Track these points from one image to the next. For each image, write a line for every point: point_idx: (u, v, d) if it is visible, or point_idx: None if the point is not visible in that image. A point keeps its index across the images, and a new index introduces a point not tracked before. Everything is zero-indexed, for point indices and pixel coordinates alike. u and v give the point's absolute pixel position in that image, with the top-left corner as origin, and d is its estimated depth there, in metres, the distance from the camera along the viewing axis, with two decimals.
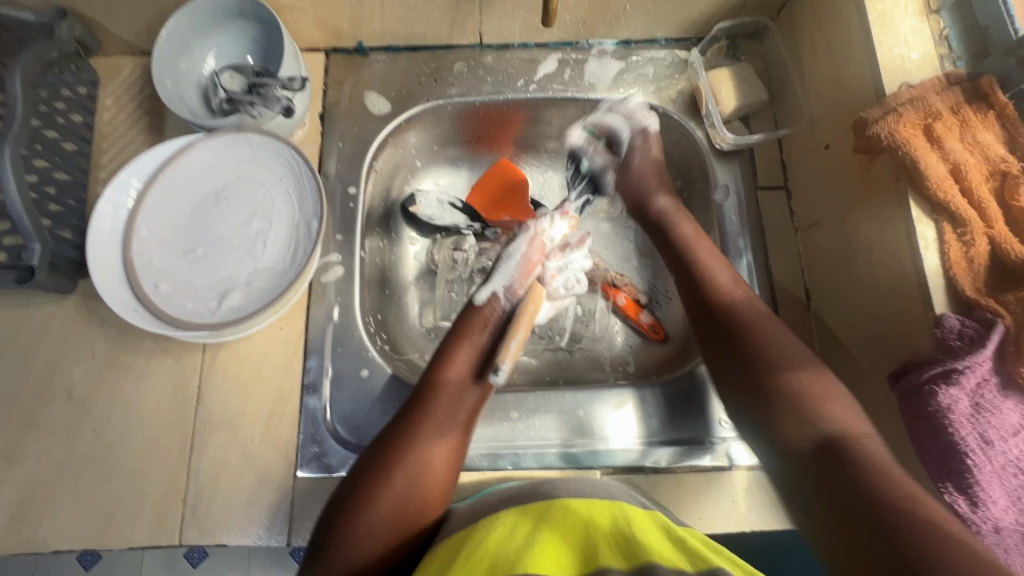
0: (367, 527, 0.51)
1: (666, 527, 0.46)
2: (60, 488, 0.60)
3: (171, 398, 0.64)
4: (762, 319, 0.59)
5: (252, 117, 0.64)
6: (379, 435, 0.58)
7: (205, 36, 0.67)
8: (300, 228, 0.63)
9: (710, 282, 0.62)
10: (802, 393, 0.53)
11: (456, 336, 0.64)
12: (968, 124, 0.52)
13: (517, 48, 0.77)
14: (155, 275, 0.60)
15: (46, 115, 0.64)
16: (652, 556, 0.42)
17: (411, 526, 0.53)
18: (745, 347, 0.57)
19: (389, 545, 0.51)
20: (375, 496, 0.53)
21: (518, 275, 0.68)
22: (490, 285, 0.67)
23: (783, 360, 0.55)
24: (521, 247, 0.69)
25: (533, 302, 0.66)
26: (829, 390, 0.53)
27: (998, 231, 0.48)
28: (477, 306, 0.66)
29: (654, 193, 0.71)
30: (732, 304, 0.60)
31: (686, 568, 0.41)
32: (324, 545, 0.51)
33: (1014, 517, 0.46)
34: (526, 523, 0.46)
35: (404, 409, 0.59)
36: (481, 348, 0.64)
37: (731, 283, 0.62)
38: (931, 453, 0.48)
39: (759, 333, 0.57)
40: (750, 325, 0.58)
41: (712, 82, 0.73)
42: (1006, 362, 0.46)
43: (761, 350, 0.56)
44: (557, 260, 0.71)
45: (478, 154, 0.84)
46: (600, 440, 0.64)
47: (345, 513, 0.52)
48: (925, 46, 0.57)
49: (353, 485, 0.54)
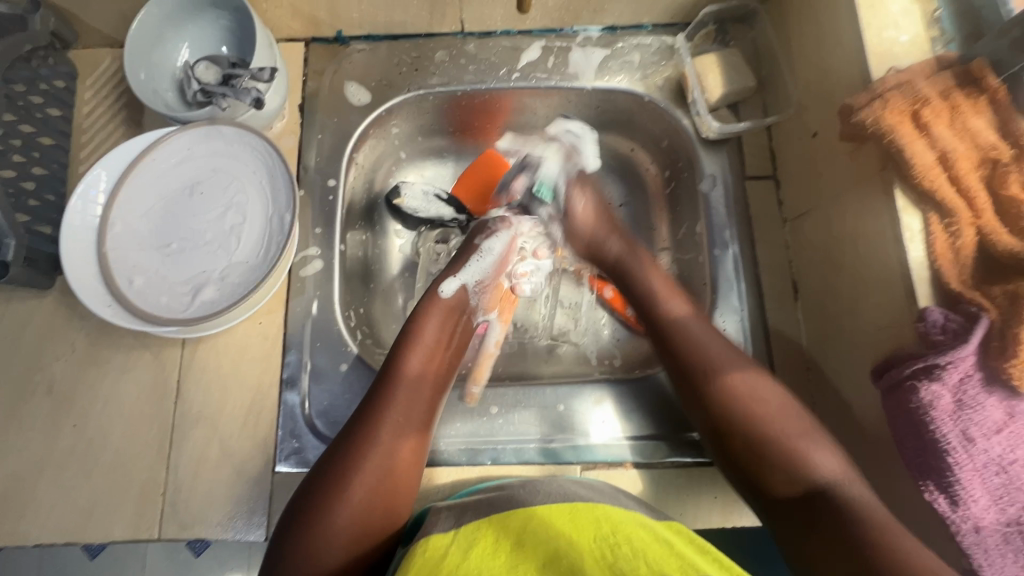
0: (327, 536, 0.50)
1: (652, 531, 0.46)
2: (41, 483, 0.61)
3: (151, 392, 0.64)
4: (700, 328, 0.59)
5: (223, 109, 0.63)
6: (336, 438, 0.56)
7: (179, 27, 0.66)
8: (273, 221, 0.62)
9: (661, 308, 0.62)
10: (765, 422, 0.53)
11: (413, 328, 0.63)
12: (960, 110, 0.49)
13: (499, 36, 0.75)
14: (129, 270, 0.59)
15: (23, 110, 0.64)
16: (637, 564, 0.41)
17: (371, 533, 0.52)
18: (682, 356, 0.58)
19: (351, 556, 0.51)
20: (334, 502, 0.52)
21: (492, 271, 0.69)
22: (461, 277, 0.67)
23: (719, 367, 0.56)
24: (499, 243, 0.69)
25: (505, 313, 0.72)
26: (759, 392, 0.54)
27: (986, 222, 0.46)
28: (445, 296, 0.66)
29: (607, 242, 0.69)
30: (674, 321, 0.61)
31: (672, 574, 0.40)
32: (280, 557, 0.49)
33: (996, 516, 0.44)
34: (498, 533, 0.46)
35: (360, 409, 0.57)
36: (442, 338, 0.64)
37: (670, 293, 0.64)
38: (910, 449, 0.47)
39: (695, 345, 0.58)
40: (687, 345, 0.58)
41: (698, 69, 0.71)
42: (991, 358, 0.44)
43: (696, 359, 0.57)
44: (531, 260, 0.73)
45: (465, 144, 0.82)
46: (579, 435, 0.63)
47: (301, 519, 0.51)
48: (916, 28, 0.54)
49: (309, 492, 0.53)
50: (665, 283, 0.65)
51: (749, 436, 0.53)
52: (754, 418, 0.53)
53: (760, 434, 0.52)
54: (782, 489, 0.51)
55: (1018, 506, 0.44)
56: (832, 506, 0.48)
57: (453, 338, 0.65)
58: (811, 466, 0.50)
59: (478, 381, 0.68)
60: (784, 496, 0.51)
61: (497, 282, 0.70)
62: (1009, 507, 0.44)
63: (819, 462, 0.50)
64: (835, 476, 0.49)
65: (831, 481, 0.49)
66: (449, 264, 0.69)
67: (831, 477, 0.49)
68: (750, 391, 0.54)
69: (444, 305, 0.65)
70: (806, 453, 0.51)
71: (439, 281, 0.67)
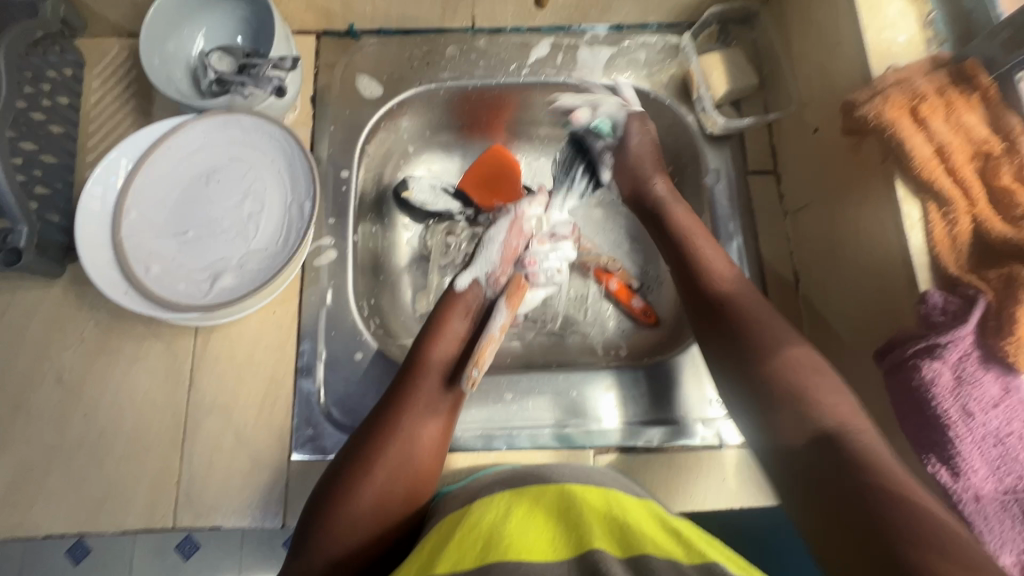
0: (352, 517, 0.51)
1: (663, 520, 0.47)
2: (51, 473, 0.60)
3: (164, 382, 0.63)
4: (762, 308, 0.59)
5: (243, 97, 0.63)
6: (363, 423, 0.57)
7: (193, 17, 0.66)
8: (292, 209, 0.63)
9: (714, 282, 0.61)
10: (795, 379, 0.53)
11: (437, 321, 0.64)
12: (954, 106, 0.53)
13: (509, 32, 0.77)
14: (146, 257, 0.59)
15: (32, 96, 0.63)
16: (648, 548, 0.43)
17: (393, 515, 0.53)
18: (741, 330, 0.58)
19: (372, 537, 0.52)
20: (358, 486, 0.52)
21: (499, 262, 0.69)
22: (472, 271, 0.68)
23: (777, 345, 0.56)
24: (501, 230, 0.70)
25: (513, 303, 0.67)
26: (822, 374, 0.54)
27: (980, 210, 0.49)
28: (459, 291, 0.67)
29: (652, 180, 0.70)
30: (726, 293, 0.60)
31: (682, 561, 0.41)
32: (307, 537, 0.51)
33: (993, 486, 0.47)
34: (521, 504, 0.47)
35: (387, 394, 0.59)
36: (464, 333, 0.64)
37: (726, 270, 0.62)
38: (914, 425, 0.49)
39: (748, 321, 0.58)
40: (754, 323, 0.58)
41: (704, 66, 0.73)
42: (988, 336, 0.47)
43: (758, 337, 0.57)
44: (545, 246, 0.72)
45: (471, 139, 0.83)
46: (592, 420, 0.65)
47: (326, 502, 0.52)
48: (913, 29, 0.58)
49: (335, 476, 0.54)
50: (723, 266, 0.63)
51: (773, 404, 0.54)
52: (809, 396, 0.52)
53: (795, 389, 0.53)
54: (790, 435, 0.52)
55: (1015, 475, 0.47)
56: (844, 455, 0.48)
57: (478, 330, 0.66)
58: (832, 423, 0.50)
59: (479, 367, 0.61)
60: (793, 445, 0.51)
61: (514, 271, 0.70)
62: (1006, 476, 0.47)
63: (840, 425, 0.50)
64: (854, 439, 0.49)
65: (849, 441, 0.49)
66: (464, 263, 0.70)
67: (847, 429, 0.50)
68: (804, 367, 0.54)
69: (460, 300, 0.66)
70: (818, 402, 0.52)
71: (453, 280, 0.68)
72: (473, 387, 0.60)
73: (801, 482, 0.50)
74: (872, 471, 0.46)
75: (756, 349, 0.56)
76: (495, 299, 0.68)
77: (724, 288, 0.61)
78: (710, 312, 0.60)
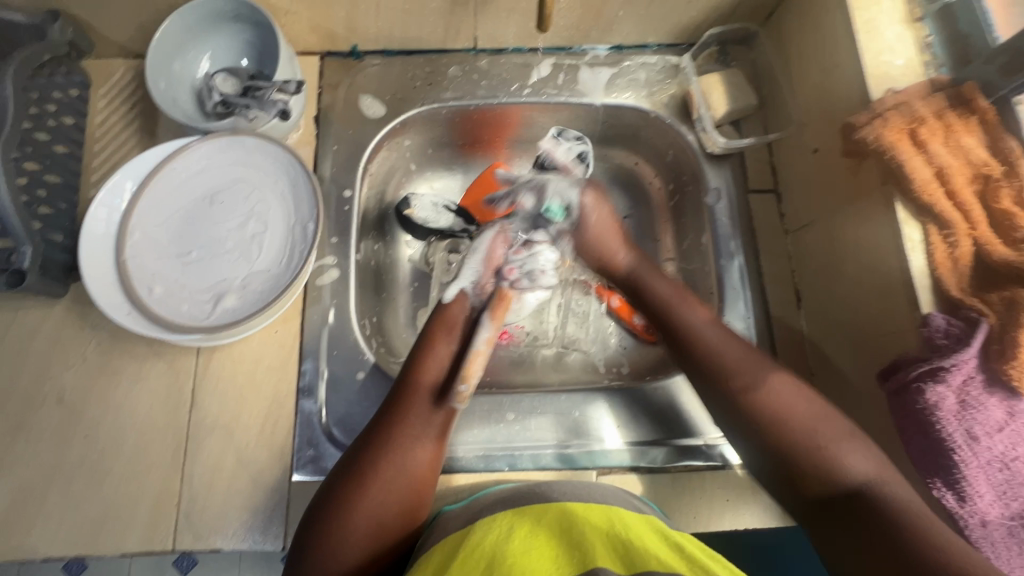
0: (345, 532, 0.51)
1: (663, 534, 0.47)
2: (51, 494, 0.60)
3: (165, 402, 0.63)
4: (723, 338, 0.60)
5: (247, 120, 0.64)
6: (358, 439, 0.57)
7: (198, 39, 0.67)
8: (295, 229, 0.63)
9: (687, 324, 0.62)
10: (772, 414, 0.54)
11: (427, 337, 0.64)
12: (952, 129, 0.53)
13: (510, 53, 0.78)
14: (149, 278, 0.60)
15: (38, 117, 0.64)
16: (651, 562, 0.42)
17: (388, 532, 0.53)
18: (713, 377, 0.58)
19: (367, 554, 0.51)
20: (352, 501, 0.52)
21: (483, 270, 0.68)
22: (458, 282, 0.67)
23: (754, 387, 0.56)
24: (485, 240, 0.68)
25: (497, 314, 0.66)
26: (799, 406, 0.54)
27: (981, 233, 0.50)
28: (446, 303, 0.66)
29: (617, 255, 0.70)
30: (697, 337, 0.61)
31: (684, 573, 0.42)
32: (303, 553, 0.51)
33: (1000, 511, 0.47)
34: (524, 524, 0.47)
35: (380, 411, 0.58)
36: (453, 348, 0.64)
37: (692, 305, 0.64)
38: (918, 449, 0.49)
39: (723, 362, 0.58)
40: (725, 358, 0.58)
41: (703, 87, 0.74)
42: (991, 360, 0.47)
43: (729, 375, 0.57)
44: (521, 254, 0.69)
45: (473, 158, 0.83)
46: (594, 440, 0.65)
47: (321, 517, 0.52)
48: (910, 52, 0.58)
49: (329, 493, 0.54)
50: (703, 315, 0.63)
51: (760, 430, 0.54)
52: (783, 426, 0.53)
53: (773, 429, 0.54)
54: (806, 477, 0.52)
55: (1021, 500, 0.47)
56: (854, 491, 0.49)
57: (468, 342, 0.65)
58: (836, 455, 0.51)
59: (468, 382, 0.61)
60: (813, 492, 0.51)
61: (498, 286, 0.68)
62: (1012, 501, 0.47)
63: (850, 461, 0.50)
64: (871, 475, 0.50)
65: (868, 480, 0.49)
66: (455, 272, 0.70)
67: (856, 471, 0.50)
68: (784, 400, 0.55)
69: (453, 311, 0.66)
70: (818, 442, 0.52)
71: (441, 293, 0.68)
72: (463, 403, 0.60)
73: (817, 514, 0.51)
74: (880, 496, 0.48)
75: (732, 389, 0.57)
76: (480, 308, 0.67)
77: (697, 334, 0.61)
78: (682, 356, 0.61)
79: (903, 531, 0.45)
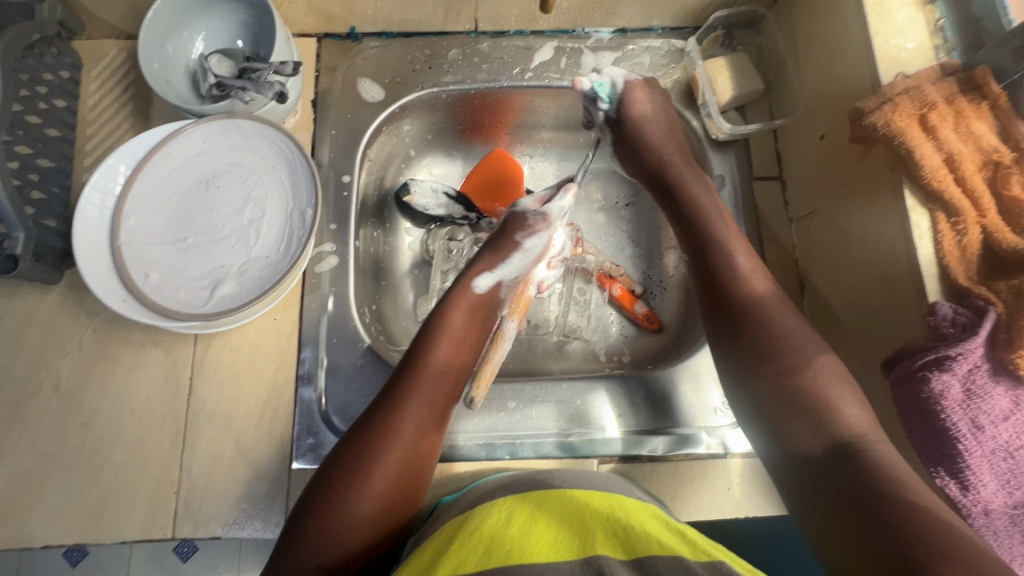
0: (347, 519, 0.50)
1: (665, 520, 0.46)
2: (49, 482, 0.59)
3: (163, 390, 0.63)
4: (801, 329, 0.56)
5: (244, 102, 0.62)
6: (360, 418, 0.56)
7: (192, 20, 0.65)
8: (293, 216, 0.62)
9: (730, 265, 0.60)
10: (818, 377, 0.52)
11: (438, 320, 0.63)
12: (963, 115, 0.52)
13: (512, 35, 0.76)
14: (145, 264, 0.59)
15: (28, 99, 0.62)
16: (653, 550, 0.42)
17: (388, 518, 0.52)
18: (756, 325, 0.57)
19: (367, 540, 0.51)
20: (354, 489, 0.51)
21: (525, 269, 0.68)
22: (496, 274, 0.67)
23: (797, 350, 0.54)
24: (541, 241, 0.68)
25: (519, 310, 0.70)
26: (842, 382, 0.52)
27: (990, 221, 0.49)
28: (478, 291, 0.66)
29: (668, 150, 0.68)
30: (746, 276, 0.59)
31: (689, 559, 0.41)
32: (297, 539, 0.50)
33: (1003, 500, 0.47)
34: (524, 510, 0.46)
35: (383, 394, 0.57)
36: (467, 330, 0.64)
37: (756, 272, 0.60)
38: (922, 438, 0.49)
39: (771, 313, 0.57)
40: (774, 325, 0.56)
41: (709, 71, 0.72)
42: (997, 349, 0.46)
43: (771, 323, 0.56)
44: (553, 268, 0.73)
45: (473, 143, 0.82)
46: (595, 429, 0.64)
47: (319, 505, 0.51)
48: (921, 36, 0.57)
49: (328, 479, 0.52)
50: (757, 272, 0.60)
51: (780, 391, 0.53)
52: (821, 391, 0.52)
53: (817, 396, 0.52)
54: (805, 441, 0.51)
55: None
56: (855, 464, 0.47)
57: (478, 331, 0.65)
58: (839, 417, 0.50)
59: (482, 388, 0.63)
60: (806, 447, 0.50)
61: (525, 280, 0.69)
62: (1014, 490, 0.47)
63: (849, 416, 0.50)
64: (860, 432, 0.49)
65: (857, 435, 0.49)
66: (487, 257, 0.67)
67: (856, 434, 0.49)
68: (828, 371, 0.53)
69: (475, 299, 0.65)
70: (834, 406, 0.51)
71: (473, 275, 0.66)
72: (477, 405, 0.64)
73: (809, 482, 0.49)
74: (876, 466, 0.46)
75: (771, 347, 0.55)
76: (502, 301, 0.68)
77: (749, 277, 0.59)
78: (718, 293, 0.60)
79: (900, 517, 0.42)
